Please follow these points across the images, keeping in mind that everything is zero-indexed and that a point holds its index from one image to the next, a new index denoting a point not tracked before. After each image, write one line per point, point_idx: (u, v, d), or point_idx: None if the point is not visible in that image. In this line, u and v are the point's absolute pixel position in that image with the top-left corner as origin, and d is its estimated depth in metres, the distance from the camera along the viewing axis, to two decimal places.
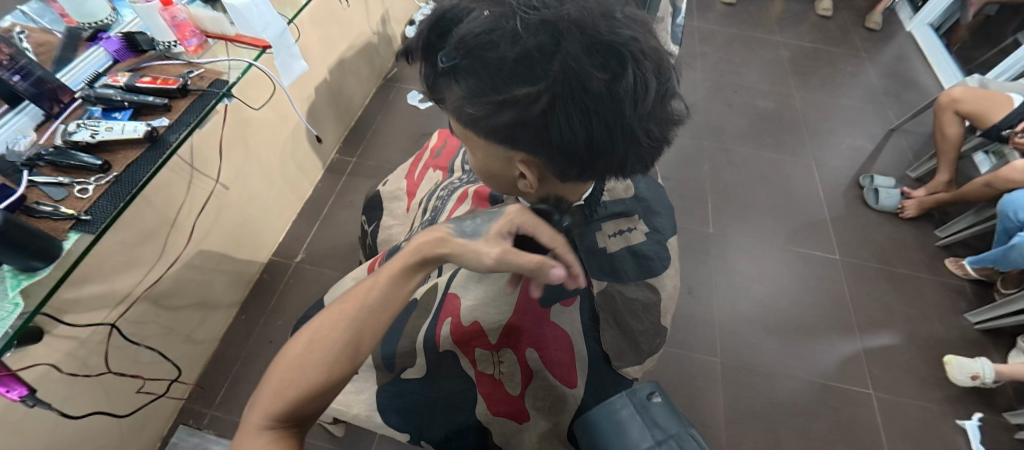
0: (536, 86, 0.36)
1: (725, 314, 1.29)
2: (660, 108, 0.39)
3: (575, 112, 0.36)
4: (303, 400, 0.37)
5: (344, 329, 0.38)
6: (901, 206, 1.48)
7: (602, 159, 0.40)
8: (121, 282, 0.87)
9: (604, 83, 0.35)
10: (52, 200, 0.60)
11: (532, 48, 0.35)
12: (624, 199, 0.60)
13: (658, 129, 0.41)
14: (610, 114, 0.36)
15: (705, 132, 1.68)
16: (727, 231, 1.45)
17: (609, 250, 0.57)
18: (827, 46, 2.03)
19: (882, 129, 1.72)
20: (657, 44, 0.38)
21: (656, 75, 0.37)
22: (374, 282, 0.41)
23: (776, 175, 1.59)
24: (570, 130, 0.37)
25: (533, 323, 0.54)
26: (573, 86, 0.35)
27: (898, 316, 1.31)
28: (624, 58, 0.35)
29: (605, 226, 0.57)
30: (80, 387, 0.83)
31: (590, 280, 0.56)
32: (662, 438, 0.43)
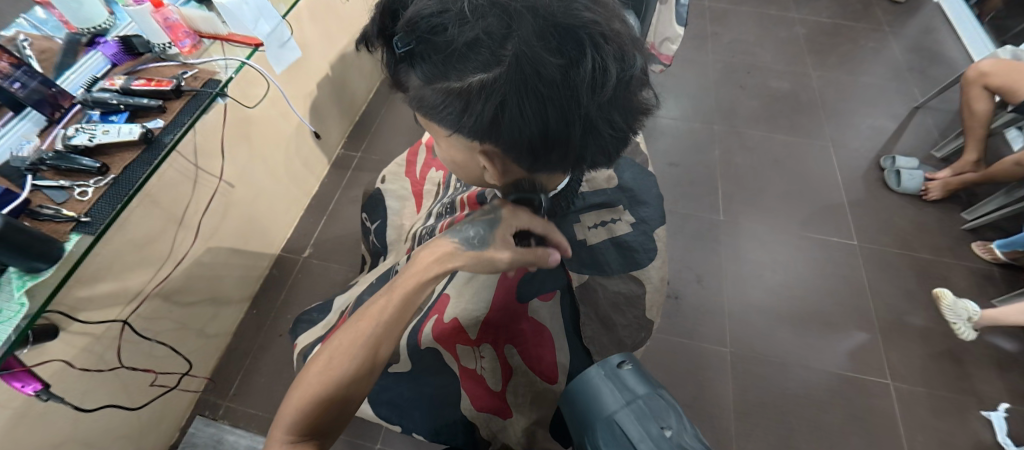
0: (487, 70, 0.34)
1: (735, 304, 1.25)
2: (622, 94, 0.37)
3: (529, 100, 0.34)
4: (322, 412, 0.43)
5: (359, 349, 0.43)
6: (924, 188, 1.41)
7: (563, 150, 0.39)
8: (133, 279, 0.90)
9: (559, 68, 0.33)
10: (54, 203, 0.63)
11: (480, 32, 0.33)
12: (605, 189, 0.60)
13: (622, 116, 0.39)
14: (568, 103, 0.34)
15: (717, 116, 1.63)
16: (738, 217, 1.41)
17: (590, 243, 0.58)
18: (847, 22, 1.93)
19: (905, 108, 1.63)
20: (619, 24, 0.36)
21: (617, 61, 0.35)
22: (385, 302, 0.45)
23: (791, 159, 1.53)
24: (524, 121, 0.35)
25: (511, 318, 0.54)
26: (526, 72, 0.33)
27: (920, 302, 1.26)
28: (582, 40, 0.33)
29: (585, 217, 0.57)
30: (96, 382, 0.87)
31: (571, 273, 0.57)
32: (632, 400, 0.43)
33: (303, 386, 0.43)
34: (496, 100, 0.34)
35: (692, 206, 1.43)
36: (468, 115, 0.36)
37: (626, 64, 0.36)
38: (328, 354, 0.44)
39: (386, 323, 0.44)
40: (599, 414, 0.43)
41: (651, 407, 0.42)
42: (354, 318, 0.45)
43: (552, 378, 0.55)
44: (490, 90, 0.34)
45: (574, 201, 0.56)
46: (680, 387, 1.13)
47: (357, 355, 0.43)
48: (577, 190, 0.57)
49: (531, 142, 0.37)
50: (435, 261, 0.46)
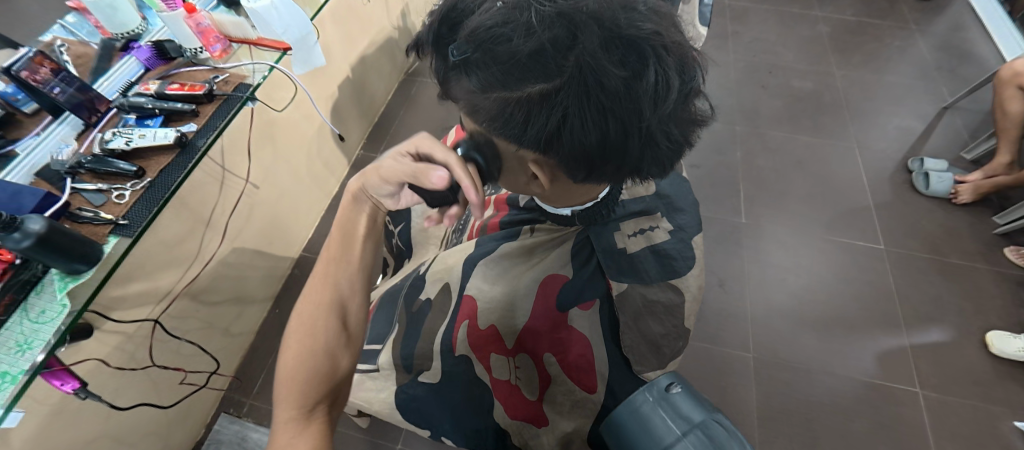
0: (549, 80, 0.33)
1: (758, 309, 1.24)
2: (681, 105, 0.37)
3: (590, 112, 0.33)
4: (314, 360, 0.51)
5: (321, 295, 0.54)
6: (954, 191, 1.37)
7: (618, 163, 0.38)
8: (163, 279, 0.92)
9: (623, 80, 0.32)
10: (93, 205, 0.64)
11: (546, 43, 0.32)
12: (644, 197, 0.56)
13: (679, 127, 0.38)
14: (629, 115, 0.34)
15: (738, 117, 1.60)
16: (760, 220, 1.38)
17: (630, 251, 0.54)
18: (871, 20, 1.88)
19: (933, 108, 1.59)
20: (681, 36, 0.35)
21: (679, 73, 0.34)
22: (330, 253, 0.57)
23: (815, 160, 1.50)
24: (583, 131, 0.34)
25: (551, 326, 0.55)
26: (589, 83, 0.32)
27: (950, 309, 1.23)
28: (645, 52, 0.32)
29: (623, 225, 0.54)
30: (127, 381, 0.89)
31: (609, 281, 0.53)
32: (688, 429, 0.42)
33: (293, 356, 0.51)
34: (556, 111, 0.34)
35: (712, 208, 1.41)
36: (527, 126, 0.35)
37: (687, 75, 0.35)
38: (303, 319, 0.53)
39: (338, 263, 0.57)
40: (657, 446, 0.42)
41: (711, 440, 0.40)
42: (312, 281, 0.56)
43: (591, 388, 0.54)
44: (551, 101, 0.33)
45: (613, 209, 0.55)
46: (702, 393, 1.13)
47: (319, 298, 0.54)
48: (617, 198, 0.55)
49: (586, 154, 0.36)
50: (353, 202, 0.59)
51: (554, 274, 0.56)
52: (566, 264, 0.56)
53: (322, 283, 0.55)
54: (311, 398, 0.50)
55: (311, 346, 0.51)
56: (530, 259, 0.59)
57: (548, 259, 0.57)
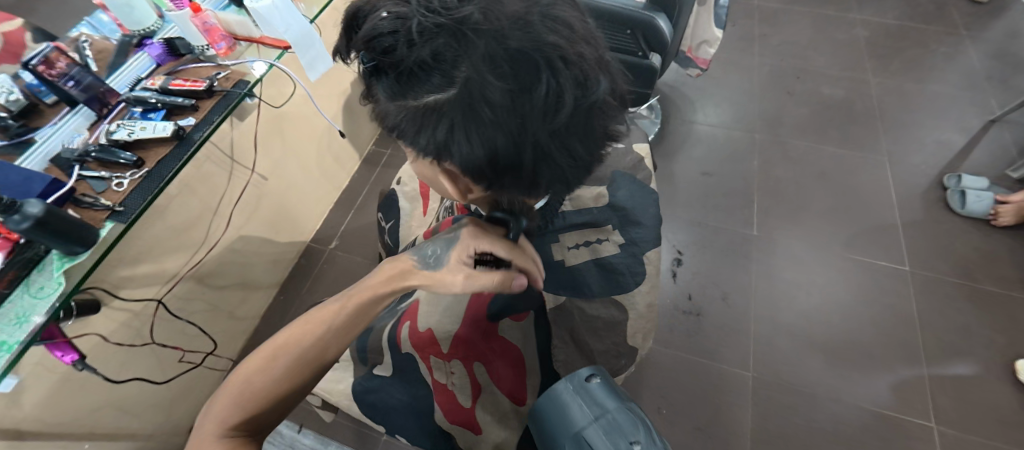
0: (438, 91, 0.32)
1: (763, 326, 1.18)
2: (586, 117, 0.34)
3: (480, 126, 0.32)
4: (263, 407, 0.42)
5: (309, 346, 0.44)
6: (994, 211, 1.26)
7: (520, 176, 0.37)
8: (170, 262, 0.98)
9: (509, 94, 0.31)
10: (94, 192, 0.68)
11: (430, 54, 0.31)
12: (592, 209, 0.60)
13: (587, 139, 0.36)
14: (519, 130, 0.32)
15: (759, 124, 1.53)
16: (773, 233, 1.32)
17: (569, 263, 0.58)
18: (915, 23, 1.75)
19: (979, 121, 1.47)
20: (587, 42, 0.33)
21: (578, 85, 0.32)
22: (339, 305, 0.46)
23: (839, 172, 1.42)
24: (472, 145, 0.33)
25: (483, 336, 0.55)
26: (474, 97, 0.31)
27: (978, 340, 1.14)
28: (537, 63, 0.30)
29: (564, 237, 0.58)
30: (132, 355, 0.95)
31: (546, 293, 0.57)
32: (599, 414, 0.46)
33: (244, 383, 0.42)
34: (445, 122, 0.33)
35: (722, 218, 1.35)
36: (424, 137, 0.34)
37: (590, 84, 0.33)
38: (276, 351, 0.43)
39: (345, 323, 0.45)
40: (569, 430, 0.46)
41: (618, 423, 0.45)
42: (314, 312, 0.46)
43: (520, 399, 0.57)
44: (438, 113, 0.33)
45: (554, 220, 0.57)
46: (694, 409, 1.09)
47: (307, 349, 0.44)
48: (558, 209, 0.57)
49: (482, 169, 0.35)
50: (393, 278, 0.49)
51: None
52: None
53: (324, 331, 0.45)
54: (238, 434, 0.41)
55: (266, 386, 0.42)
56: None
57: None
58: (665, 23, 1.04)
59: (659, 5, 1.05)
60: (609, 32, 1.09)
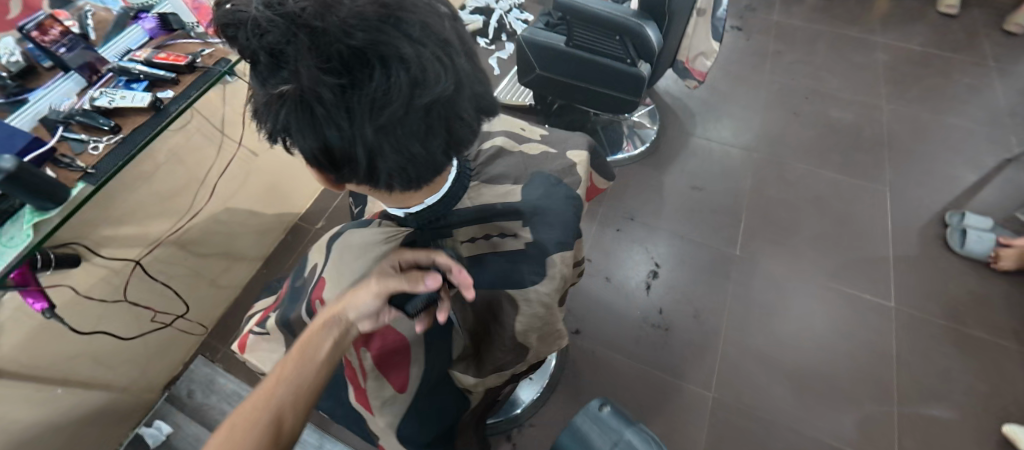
0: (275, 81, 0.30)
1: (732, 347, 1.16)
2: (435, 120, 0.33)
3: (315, 122, 0.31)
4: None
5: (263, 416, 0.33)
6: (994, 254, 1.20)
7: (373, 176, 0.36)
8: (155, 227, 1.03)
9: (339, 92, 0.29)
10: (72, 153, 0.65)
11: (261, 40, 0.29)
12: (494, 204, 0.48)
13: (442, 145, 0.35)
14: (355, 131, 0.31)
15: (759, 143, 1.50)
16: (756, 254, 1.29)
17: (463, 257, 0.47)
18: (941, 51, 1.67)
19: (994, 159, 1.39)
20: (437, 41, 0.31)
21: (418, 87, 0.31)
22: (291, 361, 0.36)
23: (835, 199, 1.37)
24: (311, 140, 0.32)
25: (364, 328, 0.45)
26: (305, 92, 0.30)
27: (959, 385, 1.08)
28: (369, 62, 0.29)
29: (461, 231, 0.47)
30: (108, 311, 1.00)
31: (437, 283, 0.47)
32: (615, 440, 0.49)
33: None
34: (283, 115, 0.31)
35: (706, 234, 1.33)
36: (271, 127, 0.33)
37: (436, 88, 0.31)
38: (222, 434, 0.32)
39: (295, 377, 0.36)
40: None
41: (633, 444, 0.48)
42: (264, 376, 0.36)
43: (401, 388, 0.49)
44: (277, 105, 0.31)
45: (448, 210, 0.46)
46: (649, 423, 1.07)
47: (262, 422, 0.33)
48: (457, 193, 0.46)
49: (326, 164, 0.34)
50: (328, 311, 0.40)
51: (373, 274, 0.45)
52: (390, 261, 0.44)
53: (281, 395, 0.35)
54: None
55: None
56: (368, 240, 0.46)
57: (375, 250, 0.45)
58: (655, 32, 1.01)
59: (650, 12, 1.03)
60: (599, 37, 1.06)
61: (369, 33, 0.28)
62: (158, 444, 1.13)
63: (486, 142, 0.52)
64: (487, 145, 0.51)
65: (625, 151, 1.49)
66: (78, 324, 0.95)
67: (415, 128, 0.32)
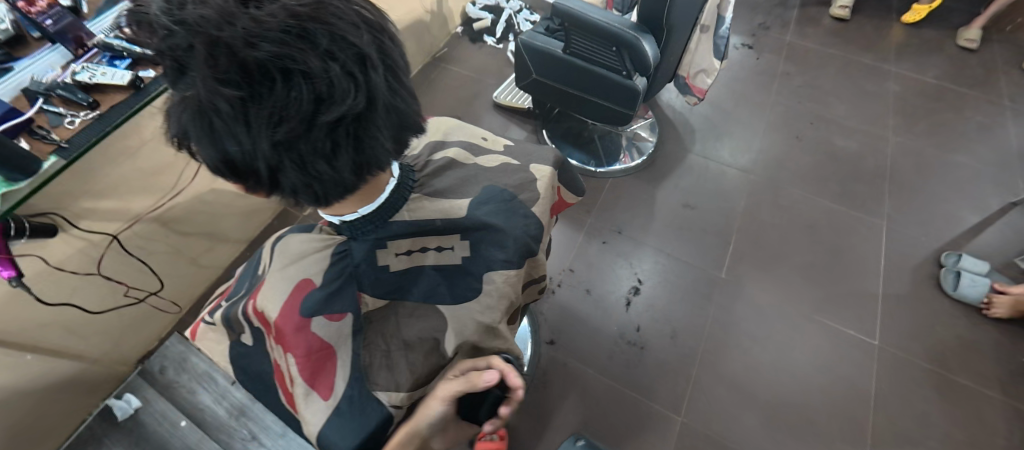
0: (181, 85, 0.32)
1: (707, 372, 1.13)
2: (342, 138, 0.35)
3: (218, 129, 0.32)
4: None
5: None
6: (988, 300, 1.17)
7: (282, 186, 0.37)
8: (136, 202, 1.03)
9: (238, 104, 0.31)
10: (48, 125, 0.60)
11: (162, 43, 0.30)
12: (433, 219, 0.44)
13: (351, 163, 0.36)
14: (255, 142, 0.32)
15: (758, 166, 1.47)
16: (742, 278, 1.26)
17: (392, 271, 0.43)
18: (956, 86, 1.63)
19: (998, 203, 1.36)
20: (346, 58, 0.32)
21: (320, 102, 0.32)
22: None
23: (829, 228, 1.34)
24: (215, 148, 0.33)
25: (289, 336, 0.40)
26: (206, 100, 0.31)
27: (935, 432, 1.05)
28: (269, 75, 0.30)
29: (393, 244, 0.43)
30: (82, 284, 0.99)
31: (361, 295, 0.42)
32: None
33: None
34: (189, 119, 0.33)
35: (693, 254, 1.31)
36: (179, 129, 0.34)
37: (342, 105, 0.33)
38: None
39: None
40: None
41: None
42: None
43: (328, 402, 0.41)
44: (182, 108, 0.32)
45: (382, 221, 0.43)
46: (613, 442, 1.06)
47: None
48: (393, 201, 0.43)
49: (231, 172, 0.35)
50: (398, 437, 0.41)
51: (303, 280, 0.41)
52: (320, 271, 0.41)
53: None
54: None
55: None
56: (306, 248, 0.43)
57: (307, 258, 0.42)
58: (652, 47, 0.98)
59: (648, 25, 0.99)
60: (596, 47, 1.04)
61: (271, 46, 0.29)
62: (126, 418, 1.14)
63: (440, 153, 0.50)
64: (439, 156, 0.49)
65: (621, 163, 1.47)
66: (49, 297, 0.93)
67: (319, 143, 0.34)
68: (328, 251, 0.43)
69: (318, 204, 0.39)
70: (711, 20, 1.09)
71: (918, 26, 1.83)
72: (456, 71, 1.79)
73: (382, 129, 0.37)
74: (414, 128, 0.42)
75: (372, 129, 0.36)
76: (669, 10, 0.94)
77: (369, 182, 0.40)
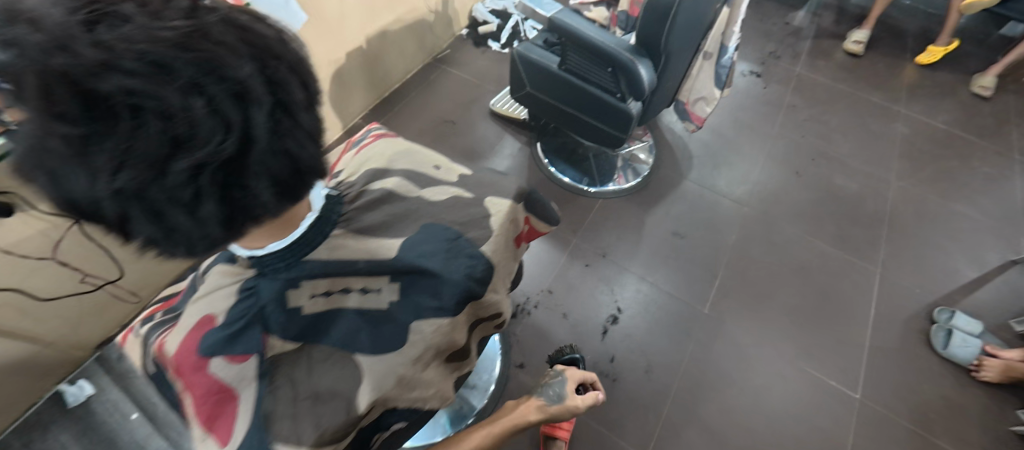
0: (2, 99, 0.25)
1: (679, 411, 1.09)
2: (209, 185, 0.30)
3: (49, 167, 0.26)
4: None
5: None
6: (978, 362, 1.12)
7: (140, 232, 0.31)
8: None
9: (72, 144, 0.25)
10: None
11: None
12: (356, 260, 0.42)
13: (223, 211, 0.32)
14: (96, 188, 0.27)
15: (754, 199, 1.42)
16: (724, 316, 1.22)
17: (303, 314, 0.40)
18: (965, 134, 1.59)
19: (998, 259, 1.31)
20: (222, 97, 0.27)
21: (183, 148, 0.27)
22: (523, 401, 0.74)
23: (821, 270, 1.30)
24: (48, 184, 0.28)
25: (186, 374, 0.36)
26: (31, 131, 0.25)
27: None
28: (116, 113, 0.25)
29: (308, 285, 0.40)
30: (33, 269, 0.92)
31: (268, 337, 0.38)
32: None
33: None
34: (15, 148, 0.27)
35: (678, 285, 1.26)
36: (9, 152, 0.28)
37: (209, 149, 0.28)
38: None
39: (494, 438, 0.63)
40: None
41: None
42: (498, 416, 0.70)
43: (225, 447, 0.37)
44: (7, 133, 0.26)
45: (296, 260, 0.40)
46: None
47: None
48: (313, 238, 0.41)
49: (68, 210, 0.29)
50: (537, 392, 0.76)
51: (205, 316, 0.38)
52: (224, 308, 0.38)
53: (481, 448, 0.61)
54: None
55: None
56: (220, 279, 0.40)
57: (215, 291, 0.39)
58: (648, 71, 0.95)
59: (645, 48, 0.96)
60: (591, 65, 1.01)
61: (121, 76, 0.24)
62: (76, 405, 1.10)
63: (378, 183, 0.48)
64: (377, 185, 0.48)
65: (614, 183, 1.43)
66: None
67: (176, 191, 0.29)
68: (235, 287, 0.38)
69: (184, 248, 0.33)
70: (714, 48, 1.06)
71: (932, 68, 1.79)
72: (456, 74, 1.75)
73: (268, 176, 0.33)
74: (319, 171, 0.37)
75: (250, 172, 0.31)
76: (667, 35, 0.90)
77: (250, 226, 0.35)
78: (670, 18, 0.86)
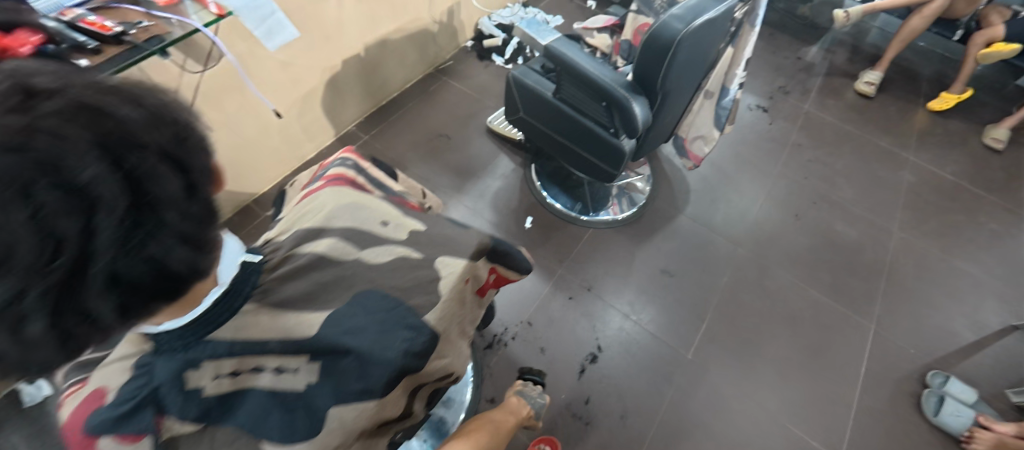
0: None
1: None
2: (36, 307, 0.27)
3: None
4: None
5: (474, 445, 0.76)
6: (969, 433, 1.06)
7: None
8: None
9: None
10: None
11: None
12: (269, 339, 0.43)
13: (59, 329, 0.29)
14: None
15: (750, 240, 1.38)
16: (708, 363, 1.17)
17: (204, 396, 0.39)
18: (973, 187, 1.54)
19: (998, 323, 1.26)
20: (55, 207, 0.25)
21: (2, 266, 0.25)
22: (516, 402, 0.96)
23: (812, 322, 1.25)
24: None
25: None
26: None
27: None
28: None
29: (212, 365, 0.40)
30: None
31: (162, 420, 0.38)
32: None
33: None
34: None
35: (662, 327, 1.22)
36: None
37: (33, 266, 0.26)
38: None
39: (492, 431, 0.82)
40: None
41: None
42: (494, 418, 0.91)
43: None
44: None
45: (199, 341, 0.40)
46: None
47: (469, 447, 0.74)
48: (216, 317, 0.41)
49: None
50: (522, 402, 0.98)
51: (97, 389, 0.39)
52: (120, 387, 0.38)
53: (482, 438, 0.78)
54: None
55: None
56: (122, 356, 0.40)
57: (116, 370, 0.39)
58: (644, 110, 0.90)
59: (642, 85, 0.91)
60: (586, 98, 0.96)
61: None
62: (32, 405, 1.02)
63: (310, 247, 0.50)
64: (306, 251, 0.50)
65: (608, 213, 1.39)
66: None
67: None
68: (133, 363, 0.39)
69: (15, 367, 0.30)
70: (717, 85, 1.01)
71: (944, 115, 1.74)
72: (456, 87, 1.72)
73: (117, 287, 0.31)
74: (189, 278, 0.35)
75: (92, 286, 0.29)
76: (664, 75, 0.86)
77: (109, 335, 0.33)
78: (669, 58, 0.82)
